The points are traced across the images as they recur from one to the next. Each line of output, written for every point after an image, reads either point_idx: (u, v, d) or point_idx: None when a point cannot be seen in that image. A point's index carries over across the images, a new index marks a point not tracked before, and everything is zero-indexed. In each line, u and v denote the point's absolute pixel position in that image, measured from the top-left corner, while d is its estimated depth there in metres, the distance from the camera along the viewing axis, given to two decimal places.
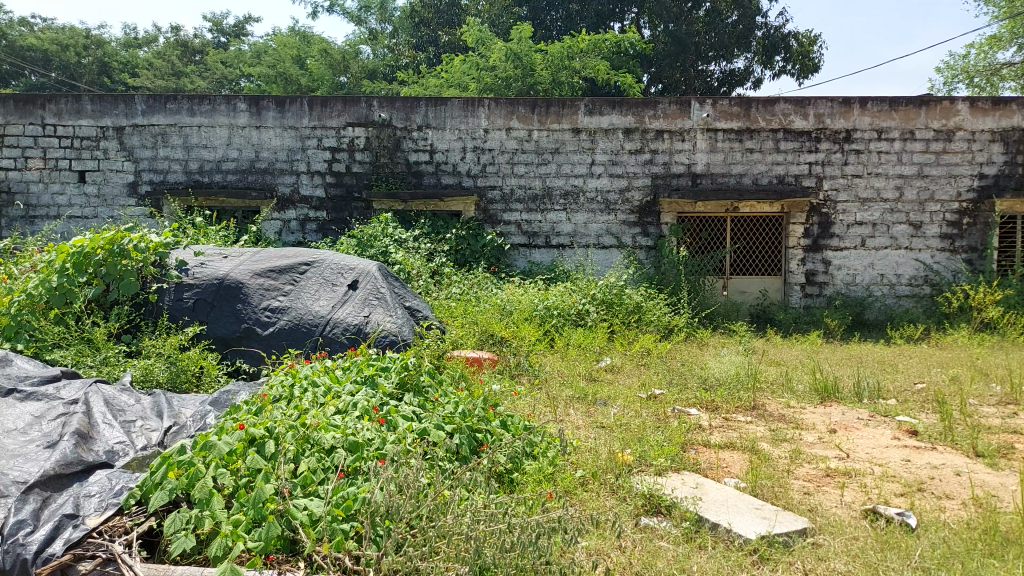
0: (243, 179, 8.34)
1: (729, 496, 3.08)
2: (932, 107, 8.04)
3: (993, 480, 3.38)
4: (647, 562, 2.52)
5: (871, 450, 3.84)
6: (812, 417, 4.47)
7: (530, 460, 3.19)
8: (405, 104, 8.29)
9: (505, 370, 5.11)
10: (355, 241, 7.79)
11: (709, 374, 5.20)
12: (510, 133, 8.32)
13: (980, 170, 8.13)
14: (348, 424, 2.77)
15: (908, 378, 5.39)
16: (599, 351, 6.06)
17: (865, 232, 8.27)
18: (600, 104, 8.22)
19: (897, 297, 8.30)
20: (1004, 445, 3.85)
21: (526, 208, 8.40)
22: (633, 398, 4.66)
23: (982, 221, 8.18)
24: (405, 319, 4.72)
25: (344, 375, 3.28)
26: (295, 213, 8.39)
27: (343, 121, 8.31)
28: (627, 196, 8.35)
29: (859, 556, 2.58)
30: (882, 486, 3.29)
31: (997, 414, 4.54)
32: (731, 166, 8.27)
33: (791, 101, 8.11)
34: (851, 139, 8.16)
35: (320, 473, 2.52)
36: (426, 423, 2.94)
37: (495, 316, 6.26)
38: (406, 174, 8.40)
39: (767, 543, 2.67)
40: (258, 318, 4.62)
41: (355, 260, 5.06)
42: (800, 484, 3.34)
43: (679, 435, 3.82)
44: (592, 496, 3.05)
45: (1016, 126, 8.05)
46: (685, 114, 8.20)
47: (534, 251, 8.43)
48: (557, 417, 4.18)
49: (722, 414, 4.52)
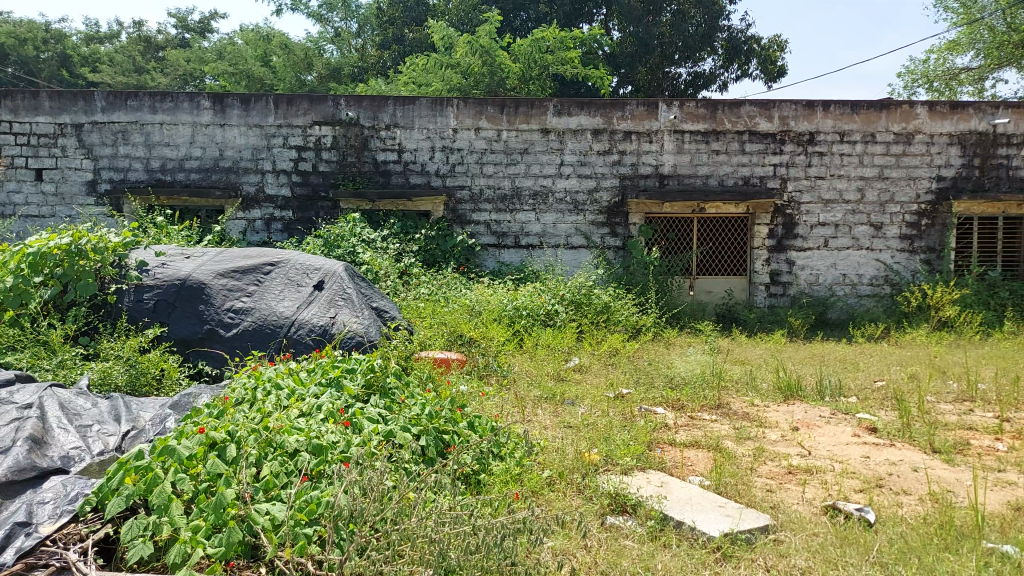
0: (207, 178, 8.20)
1: (693, 494, 3.11)
2: (892, 111, 8.23)
3: (948, 476, 3.46)
4: (612, 561, 2.53)
5: (833, 448, 3.90)
6: (776, 416, 4.53)
7: (497, 461, 3.17)
8: (372, 102, 8.22)
9: (474, 370, 5.11)
10: (321, 242, 7.70)
11: (675, 373, 5.27)
12: (479, 133, 8.31)
13: (937, 173, 8.34)
14: (312, 427, 2.75)
15: (868, 376, 5.50)
16: (568, 351, 6.07)
17: (827, 233, 8.42)
18: (568, 105, 8.25)
19: (858, 296, 8.47)
20: (960, 442, 3.95)
21: (495, 208, 8.39)
22: (600, 397, 4.68)
23: (940, 222, 8.39)
24: (371, 320, 4.66)
25: (308, 377, 3.24)
26: (260, 212, 8.28)
27: (309, 120, 8.23)
28: (596, 197, 8.39)
29: (820, 552, 2.63)
30: (842, 482, 3.36)
31: (953, 410, 4.67)
32: (698, 167, 8.37)
33: (756, 104, 8.23)
34: (814, 141, 8.32)
35: (282, 477, 2.49)
36: (392, 425, 2.91)
37: (463, 316, 6.24)
38: (373, 174, 8.33)
39: (730, 541, 2.70)
40: (220, 320, 4.53)
41: (320, 261, 4.99)
42: (762, 481, 3.39)
43: (646, 434, 3.85)
44: (559, 496, 3.06)
45: (972, 129, 8.26)
46: (652, 116, 8.27)
47: (503, 251, 8.42)
48: (525, 418, 4.17)
49: (687, 413, 4.58)
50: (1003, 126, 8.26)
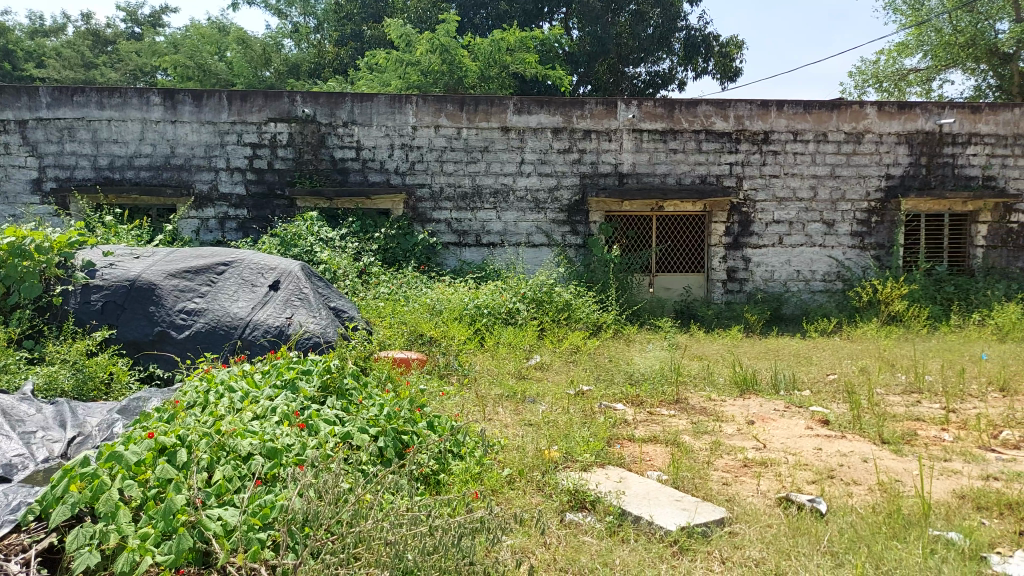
0: (157, 176, 8.00)
1: (651, 489, 3.14)
2: (843, 111, 8.44)
3: (896, 466, 3.56)
4: (571, 558, 2.54)
5: (787, 440, 3.99)
6: (732, 410, 4.61)
7: (457, 461, 3.15)
8: (329, 99, 8.11)
9: (434, 370, 5.08)
10: (277, 241, 7.57)
11: (635, 370, 5.32)
12: (439, 131, 8.27)
13: (886, 171, 8.58)
14: (266, 430, 2.70)
15: (821, 370, 5.63)
16: (529, 349, 6.08)
17: (782, 230, 8.60)
18: (528, 104, 8.26)
19: (812, 292, 8.66)
20: (908, 432, 4.07)
21: (455, 206, 8.35)
22: (561, 394, 4.70)
23: (890, 219, 8.64)
24: (329, 321, 4.60)
25: (263, 379, 3.19)
26: (214, 211, 8.11)
27: (264, 117, 8.09)
28: (557, 195, 8.42)
29: (773, 543, 2.69)
30: (796, 474, 3.43)
31: (902, 402, 4.81)
32: (656, 166, 8.47)
33: (712, 104, 8.37)
34: (768, 140, 8.48)
35: (235, 481, 2.43)
36: (349, 426, 2.88)
37: (424, 315, 6.19)
38: (331, 172, 8.22)
39: (687, 534, 2.74)
40: (172, 321, 4.41)
41: (276, 260, 4.91)
42: (719, 474, 3.44)
43: (605, 430, 3.88)
44: (518, 494, 3.06)
45: (919, 129, 8.52)
46: (611, 115, 8.34)
47: (464, 249, 8.39)
48: (485, 417, 4.16)
49: (646, 408, 4.63)
50: (949, 126, 8.53)
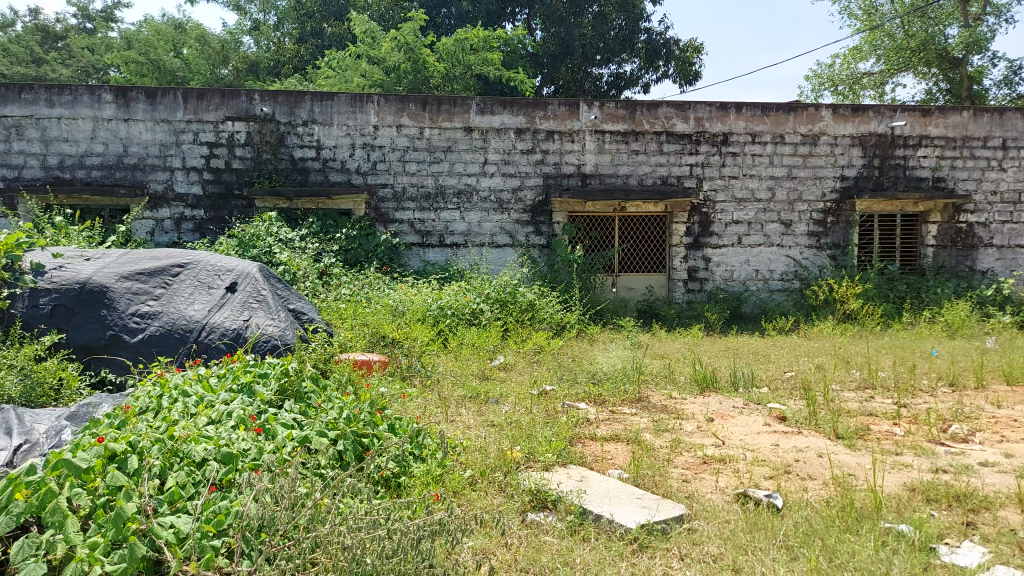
0: (110, 175, 7.81)
1: (612, 487, 3.16)
2: (799, 113, 8.62)
3: (850, 461, 3.65)
4: (532, 558, 2.54)
5: (745, 437, 4.05)
6: (692, 408, 4.68)
7: (418, 463, 3.13)
8: (289, 98, 8.00)
9: (396, 372, 5.03)
10: (235, 242, 7.43)
11: (598, 369, 5.36)
12: (401, 130, 8.21)
13: (841, 172, 8.79)
14: (221, 434, 2.65)
15: (779, 367, 5.74)
16: (492, 350, 6.07)
17: (741, 230, 8.75)
18: (491, 104, 8.26)
19: (770, 291, 8.82)
20: (861, 428, 4.17)
21: (418, 207, 8.30)
22: (524, 395, 4.70)
23: (845, 219, 8.85)
24: (288, 323, 4.53)
25: (218, 383, 3.12)
26: (170, 212, 7.94)
27: (221, 115, 7.95)
28: (520, 196, 8.43)
29: (731, 538, 2.73)
30: (753, 470, 3.49)
31: (856, 398, 4.93)
32: (618, 167, 8.54)
33: (673, 105, 8.47)
34: (727, 142, 8.62)
35: (189, 488, 2.38)
36: (308, 430, 2.85)
37: (386, 317, 6.13)
38: (290, 172, 8.10)
39: (647, 531, 2.76)
40: (125, 325, 4.30)
41: (233, 262, 4.83)
42: (679, 472, 3.48)
43: (567, 430, 3.89)
44: (480, 495, 3.04)
45: (872, 131, 8.75)
46: (574, 116, 8.39)
47: (427, 250, 8.35)
48: (448, 418, 4.13)
49: (608, 407, 4.66)
50: (900, 128, 8.77)
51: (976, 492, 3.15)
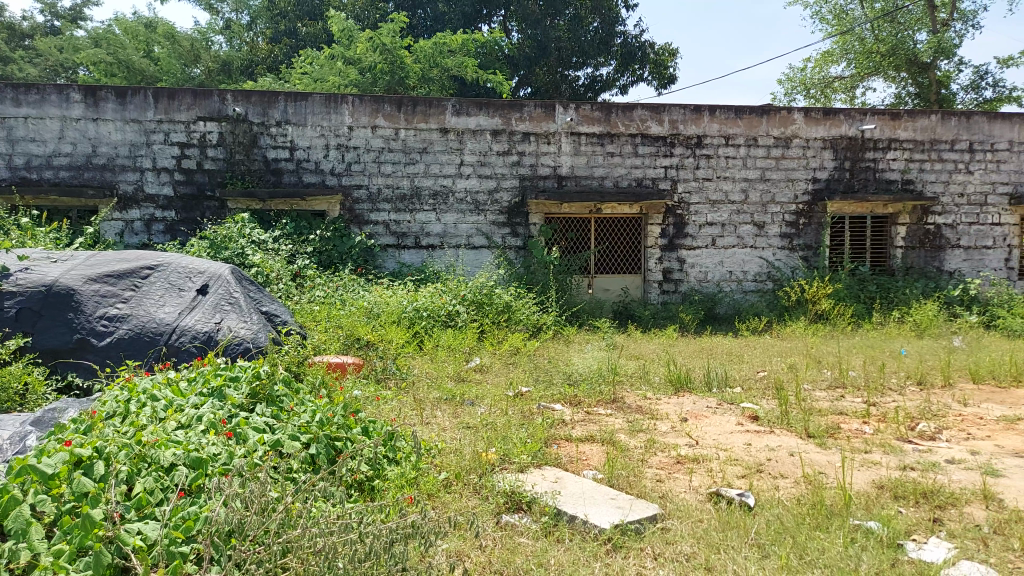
0: (78, 176, 7.66)
1: (586, 488, 3.18)
2: (772, 116, 8.73)
3: (820, 459, 3.70)
4: (506, 559, 2.54)
5: (718, 437, 4.09)
6: (666, 408, 4.71)
7: (392, 466, 3.11)
8: (262, 98, 7.93)
9: (371, 374, 5.00)
10: (207, 243, 7.34)
11: (573, 371, 5.39)
12: (376, 131, 8.17)
13: (813, 175, 8.92)
14: (191, 439, 2.61)
15: (752, 367, 5.81)
16: (468, 352, 6.06)
17: (715, 232, 8.83)
18: (467, 105, 8.26)
19: (743, 291, 8.92)
20: (832, 426, 4.24)
21: (394, 208, 8.26)
22: (500, 396, 4.70)
23: (816, 221, 8.98)
24: (260, 326, 4.48)
25: (188, 387, 3.08)
26: (140, 213, 7.81)
27: (193, 115, 7.85)
28: (496, 197, 8.43)
29: (703, 537, 2.76)
30: (726, 469, 3.52)
31: (827, 397, 5.00)
32: (594, 169, 8.58)
33: (648, 108, 8.53)
34: (701, 144, 8.70)
35: (157, 493, 2.34)
36: (280, 434, 2.82)
37: (361, 319, 6.09)
38: (264, 173, 8.02)
39: (621, 531, 2.77)
40: (93, 328, 4.22)
41: (205, 264, 4.77)
42: (653, 472, 3.51)
43: (542, 431, 3.90)
44: (455, 497, 3.03)
45: (843, 134, 8.89)
46: (549, 118, 8.41)
47: (403, 251, 8.31)
48: (423, 421, 4.11)
49: (584, 408, 4.68)
50: (870, 132, 8.92)
51: (943, 489, 3.21)
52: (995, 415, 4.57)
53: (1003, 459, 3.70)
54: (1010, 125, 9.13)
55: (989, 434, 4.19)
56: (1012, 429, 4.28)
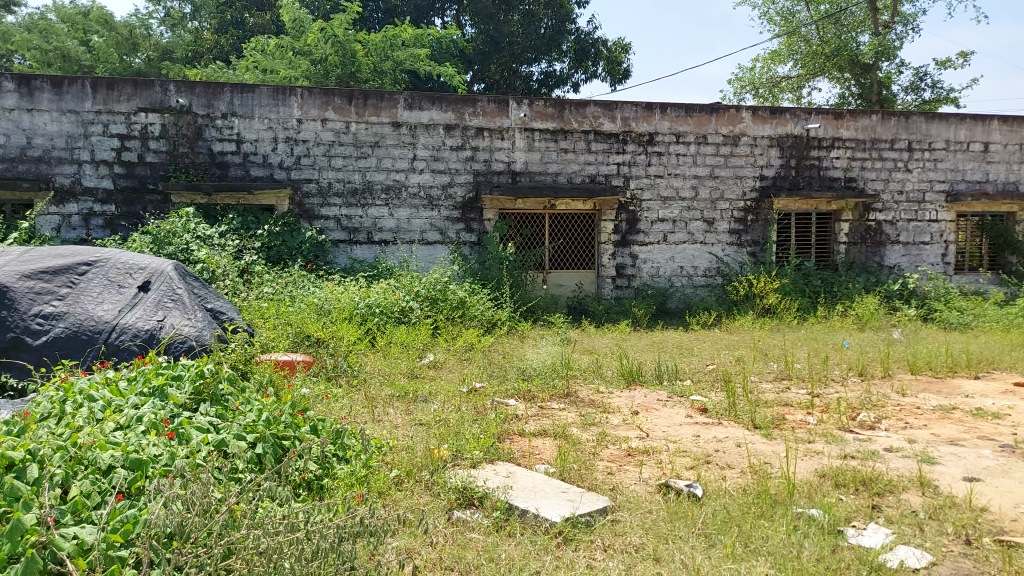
0: (11, 168, 7.35)
1: (538, 482, 3.19)
2: (721, 115, 8.90)
3: (766, 449, 3.79)
4: (457, 555, 2.53)
5: (668, 429, 4.16)
6: (618, 401, 4.77)
7: (341, 464, 3.07)
8: (207, 89, 7.73)
9: (321, 372, 4.92)
10: (150, 238, 7.12)
11: (527, 366, 5.41)
12: (326, 125, 8.04)
13: (760, 172, 9.12)
14: (130, 440, 2.53)
15: (701, 360, 5.92)
16: (422, 348, 6.02)
17: (666, 228, 8.97)
18: (419, 100, 8.20)
19: (694, 286, 9.08)
20: (777, 417, 4.35)
21: (345, 203, 8.14)
22: (454, 393, 4.68)
23: (763, 217, 9.19)
24: (205, 323, 4.37)
25: (128, 387, 2.98)
26: (78, 207, 7.54)
27: (134, 107, 7.61)
28: (450, 192, 8.39)
29: (652, 528, 2.80)
30: (675, 461, 3.58)
31: (773, 389, 5.14)
32: (548, 165, 8.61)
33: (600, 105, 8.60)
34: (653, 141, 8.81)
35: (95, 497, 2.26)
36: (224, 433, 2.76)
37: (311, 316, 5.99)
38: (209, 166, 7.82)
39: (571, 525, 2.79)
40: (27, 327, 4.05)
41: (146, 259, 4.62)
42: (604, 464, 3.54)
43: (495, 426, 3.90)
44: (406, 495, 3.01)
45: (789, 133, 9.12)
46: (503, 113, 8.42)
47: (355, 247, 8.19)
48: (374, 418, 4.06)
49: (537, 402, 4.70)
50: (815, 131, 9.17)
51: (882, 476, 3.33)
52: (932, 404, 4.75)
53: (938, 447, 3.85)
54: (946, 125, 9.49)
55: (925, 423, 4.36)
56: (947, 418, 4.46)
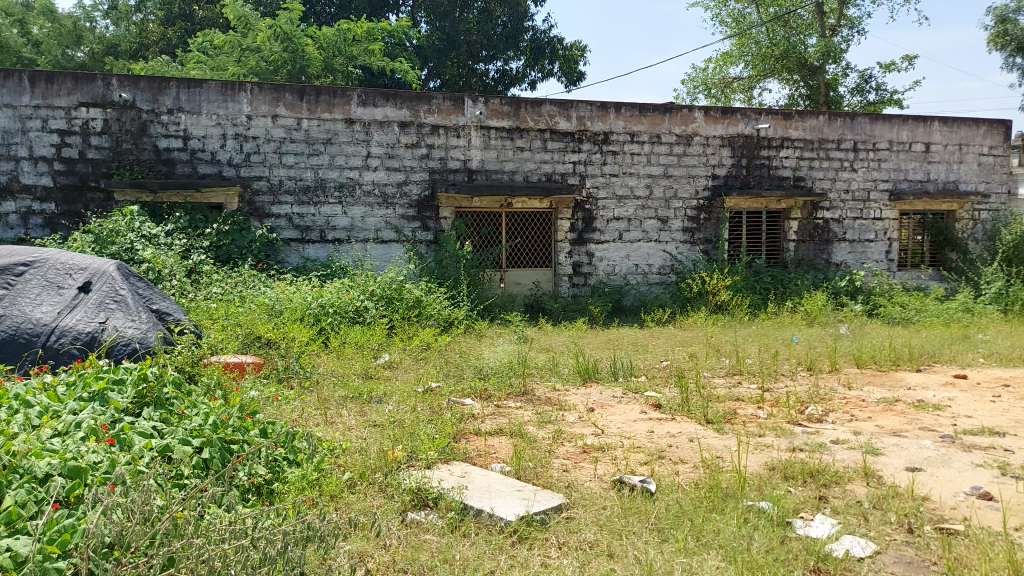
0: None
1: (493, 482, 3.18)
2: (674, 115, 9.03)
3: (717, 444, 3.85)
4: (411, 557, 2.51)
5: (622, 425, 4.20)
6: (574, 398, 4.79)
7: (292, 468, 3.01)
8: (151, 84, 7.52)
9: (272, 374, 4.82)
10: (91, 238, 6.88)
11: (484, 364, 5.40)
12: (277, 121, 7.89)
13: (712, 171, 9.28)
14: (68, 447, 2.44)
15: (656, 357, 6.00)
16: (377, 349, 5.94)
17: (621, 226, 9.05)
18: (373, 96, 8.11)
19: (649, 284, 9.19)
20: (729, 412, 4.43)
21: (297, 200, 8.00)
22: (409, 393, 4.64)
23: (716, 216, 9.35)
24: (150, 324, 4.23)
25: (66, 392, 2.88)
26: (15, 205, 7.29)
27: (74, 101, 7.37)
28: (405, 190, 8.31)
29: (607, 524, 2.81)
30: (629, 457, 3.62)
31: (725, 384, 5.23)
32: (504, 163, 8.61)
33: (556, 104, 8.64)
34: (608, 140, 8.89)
35: (29, 507, 2.16)
36: (169, 438, 2.69)
37: (261, 316, 5.86)
38: (154, 163, 7.60)
39: (526, 523, 2.79)
40: None
41: (87, 259, 4.46)
42: (559, 462, 3.55)
43: (451, 426, 3.88)
44: (359, 497, 2.97)
45: (740, 133, 9.30)
46: (458, 111, 8.38)
47: (308, 246, 8.05)
48: (327, 420, 4.00)
49: (493, 401, 4.68)
50: (764, 131, 9.37)
51: (828, 468, 3.41)
52: (876, 397, 4.90)
53: (882, 438, 3.97)
54: (889, 126, 9.80)
55: (870, 415, 4.49)
56: (890, 410, 4.60)
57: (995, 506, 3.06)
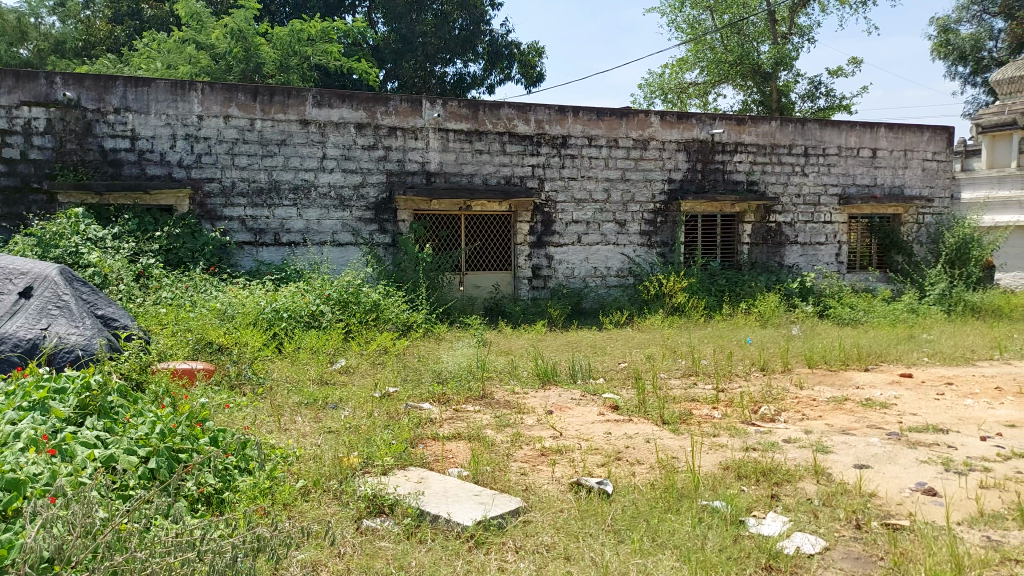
0: None
1: (450, 487, 3.16)
2: (630, 119, 9.14)
3: (673, 444, 3.90)
4: (365, 564, 2.48)
5: (580, 427, 4.22)
6: (533, 401, 4.80)
7: (244, 477, 2.94)
8: (97, 82, 7.31)
9: (224, 380, 4.70)
10: (34, 241, 6.65)
11: (442, 368, 5.37)
12: (229, 121, 7.74)
13: (669, 175, 9.42)
14: (5, 459, 2.35)
15: (613, 359, 6.05)
16: (333, 353, 5.86)
17: (580, 229, 9.10)
18: (329, 97, 8.01)
19: (607, 286, 9.26)
20: (685, 413, 4.49)
21: (250, 202, 7.84)
22: (366, 398, 4.58)
23: (672, 219, 9.49)
24: (95, 330, 4.09)
25: (4, 401, 2.76)
26: None
27: (15, 99, 7.13)
28: (362, 193, 8.23)
29: (563, 527, 2.82)
30: (587, 459, 3.64)
31: (681, 385, 5.31)
32: (463, 166, 8.59)
33: (514, 107, 8.66)
34: (566, 144, 8.94)
35: None
36: (113, 448, 2.60)
37: (213, 322, 5.73)
38: (100, 164, 7.37)
39: (483, 527, 2.78)
40: None
41: (29, 264, 4.32)
42: (517, 465, 3.55)
43: (407, 431, 3.84)
44: (313, 505, 2.92)
45: (695, 137, 9.45)
46: (416, 113, 8.33)
47: (262, 249, 7.90)
48: (280, 427, 3.93)
49: (451, 405, 4.66)
50: (719, 135, 9.53)
51: (780, 467, 3.48)
52: (826, 396, 5.02)
53: (832, 437, 4.07)
54: (838, 132, 10.08)
55: (820, 414, 4.60)
56: (839, 409, 4.72)
57: (938, 501, 3.16)
